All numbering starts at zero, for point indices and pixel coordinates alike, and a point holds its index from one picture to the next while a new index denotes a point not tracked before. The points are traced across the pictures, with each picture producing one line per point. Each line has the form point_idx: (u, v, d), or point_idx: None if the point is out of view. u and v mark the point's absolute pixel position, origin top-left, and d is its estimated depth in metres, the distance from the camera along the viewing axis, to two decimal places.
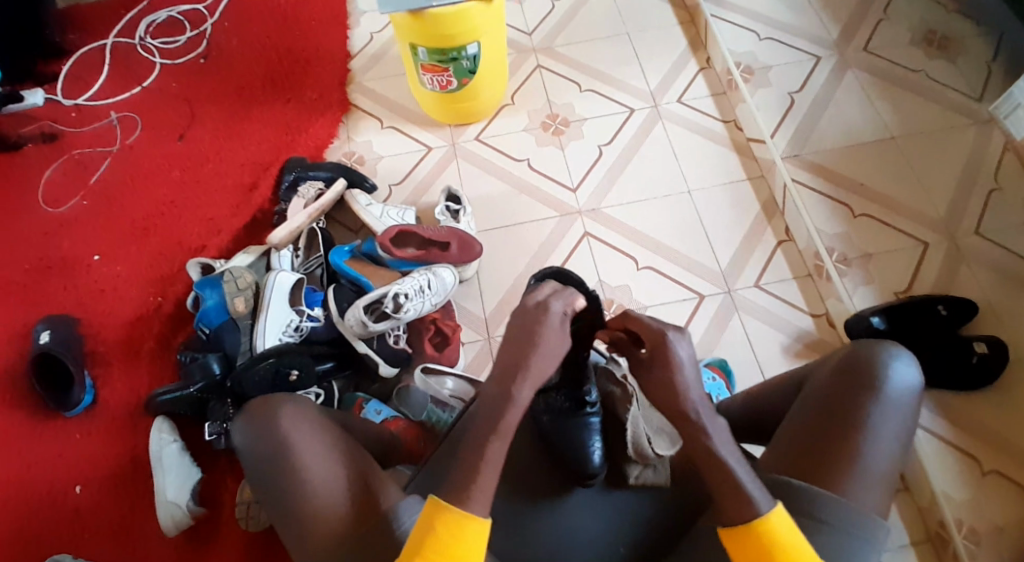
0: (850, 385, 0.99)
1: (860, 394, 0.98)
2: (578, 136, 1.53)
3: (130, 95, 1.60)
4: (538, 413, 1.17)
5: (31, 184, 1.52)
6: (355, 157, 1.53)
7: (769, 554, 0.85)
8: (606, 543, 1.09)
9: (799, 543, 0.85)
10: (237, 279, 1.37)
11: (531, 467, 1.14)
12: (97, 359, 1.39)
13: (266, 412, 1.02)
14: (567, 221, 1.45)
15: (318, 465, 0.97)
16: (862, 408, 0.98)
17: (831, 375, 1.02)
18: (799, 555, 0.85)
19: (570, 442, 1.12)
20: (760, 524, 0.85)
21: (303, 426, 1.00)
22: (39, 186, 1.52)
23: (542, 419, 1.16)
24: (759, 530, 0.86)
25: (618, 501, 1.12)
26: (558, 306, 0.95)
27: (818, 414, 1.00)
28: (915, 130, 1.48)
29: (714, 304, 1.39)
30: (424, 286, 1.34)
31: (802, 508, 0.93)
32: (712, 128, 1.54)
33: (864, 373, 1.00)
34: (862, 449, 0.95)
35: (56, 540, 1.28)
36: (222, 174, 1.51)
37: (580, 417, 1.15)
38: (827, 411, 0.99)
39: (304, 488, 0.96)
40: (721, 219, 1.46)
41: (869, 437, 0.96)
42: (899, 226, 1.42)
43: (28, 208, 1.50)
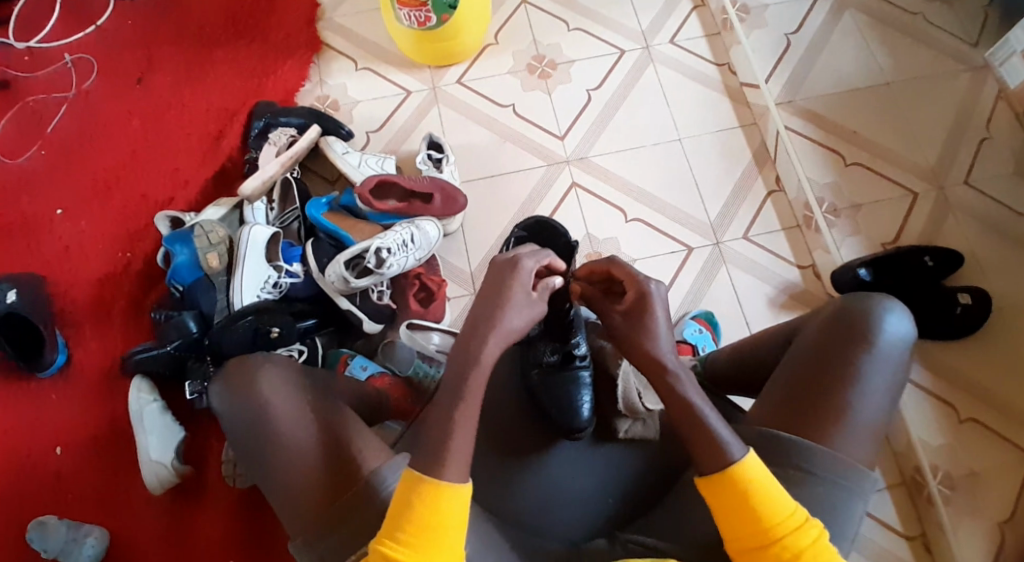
0: (840, 342, 0.98)
1: (855, 365, 0.96)
2: (566, 79, 1.46)
3: (84, 36, 1.48)
4: (530, 373, 1.17)
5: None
6: (329, 101, 1.45)
7: (747, 502, 0.82)
8: (595, 493, 1.10)
9: (773, 489, 0.82)
10: (209, 234, 1.31)
11: (519, 426, 1.14)
12: (68, 319, 1.34)
13: (242, 378, 0.99)
14: (554, 171, 1.40)
15: (298, 433, 0.95)
16: (855, 375, 0.96)
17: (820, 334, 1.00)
18: (774, 501, 0.81)
19: (560, 397, 1.12)
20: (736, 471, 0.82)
21: (281, 393, 0.98)
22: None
23: (531, 375, 1.17)
24: (734, 477, 0.82)
25: (609, 455, 1.12)
26: (528, 261, 0.88)
27: (803, 378, 0.98)
28: (910, 75, 1.44)
29: (702, 256, 1.37)
30: (407, 240, 1.29)
31: (791, 462, 0.94)
32: (705, 72, 1.48)
33: (851, 329, 0.98)
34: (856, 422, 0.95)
35: (39, 504, 1.27)
36: (188, 121, 1.42)
37: (569, 370, 1.16)
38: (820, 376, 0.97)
39: (285, 456, 0.95)
40: (711, 168, 1.42)
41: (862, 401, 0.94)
42: (890, 177, 1.40)
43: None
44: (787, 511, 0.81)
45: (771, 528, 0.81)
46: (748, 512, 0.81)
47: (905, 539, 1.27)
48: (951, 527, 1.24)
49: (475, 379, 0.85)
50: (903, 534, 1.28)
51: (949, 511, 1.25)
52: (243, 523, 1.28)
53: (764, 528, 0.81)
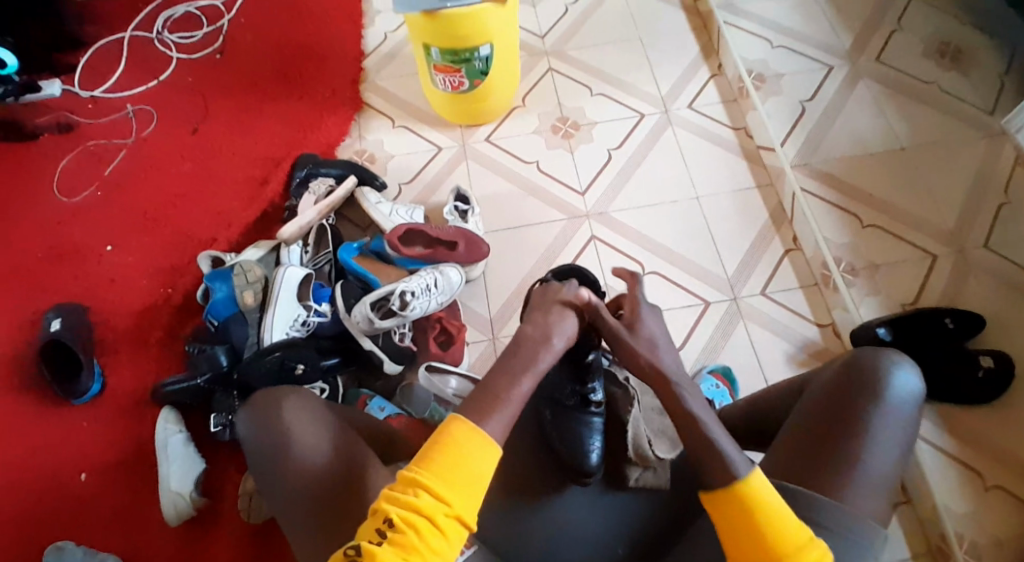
0: (853, 381, 1.03)
1: (861, 409, 1.01)
2: (588, 139, 1.53)
3: (147, 89, 1.62)
4: (543, 410, 1.14)
5: (46, 173, 1.54)
6: (366, 155, 1.54)
7: (754, 519, 0.84)
8: (602, 540, 1.08)
9: (779, 509, 0.84)
10: (247, 273, 1.38)
11: (528, 470, 1.12)
12: (105, 348, 1.41)
13: (272, 406, 1.02)
14: (574, 224, 1.46)
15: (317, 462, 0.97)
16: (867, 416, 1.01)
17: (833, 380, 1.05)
18: (780, 521, 0.84)
19: (569, 437, 1.10)
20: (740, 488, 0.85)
21: (306, 423, 1.00)
22: (53, 176, 1.53)
23: (544, 413, 1.14)
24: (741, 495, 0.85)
25: (617, 501, 1.10)
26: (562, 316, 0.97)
27: (815, 430, 1.02)
28: (926, 140, 1.48)
29: (718, 311, 1.40)
30: (431, 285, 1.34)
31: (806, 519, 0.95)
32: (723, 135, 1.54)
33: (866, 373, 1.03)
34: (864, 462, 0.98)
35: (59, 528, 1.30)
36: (235, 169, 1.53)
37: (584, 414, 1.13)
38: (831, 420, 1.01)
39: (294, 472, 0.97)
40: (728, 226, 1.46)
41: (873, 446, 0.99)
42: (907, 238, 1.42)
43: (41, 197, 1.52)
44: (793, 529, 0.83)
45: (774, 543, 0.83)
46: (750, 527, 0.84)
47: None
48: None
49: (485, 392, 0.88)
50: None
51: None
52: (252, 555, 1.29)
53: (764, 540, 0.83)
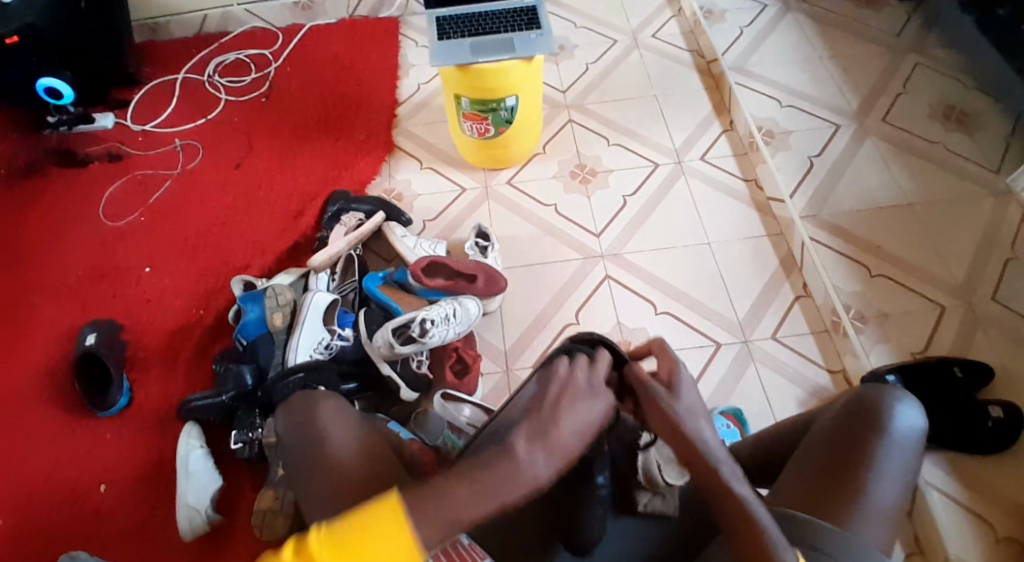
0: (855, 415, 1.06)
1: (867, 439, 1.04)
2: (604, 185, 1.61)
3: (195, 126, 1.74)
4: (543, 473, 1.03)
5: (95, 199, 1.64)
6: (394, 193, 1.63)
7: None
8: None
9: None
10: (278, 296, 1.45)
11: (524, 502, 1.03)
12: (137, 362, 1.47)
13: (304, 408, 1.14)
14: (589, 265, 1.51)
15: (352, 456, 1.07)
16: (873, 446, 1.03)
17: (839, 416, 1.08)
18: None
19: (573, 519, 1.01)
20: None
21: (334, 418, 1.12)
22: (101, 201, 1.64)
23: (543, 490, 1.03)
24: None
25: (626, 529, 1.05)
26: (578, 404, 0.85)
27: (822, 460, 1.05)
28: (933, 199, 1.53)
29: (730, 352, 1.43)
30: (450, 314, 1.40)
31: (806, 541, 0.95)
32: (734, 186, 1.60)
33: (867, 408, 1.07)
34: (867, 486, 1.00)
35: (80, 535, 1.34)
36: (271, 201, 1.62)
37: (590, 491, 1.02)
38: (838, 449, 1.04)
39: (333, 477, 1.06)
40: (740, 271, 1.50)
41: (878, 470, 1.02)
42: (915, 289, 1.45)
43: (89, 220, 1.61)
44: None
45: None
46: None
47: None
48: None
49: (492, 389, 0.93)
50: None
51: None
52: None
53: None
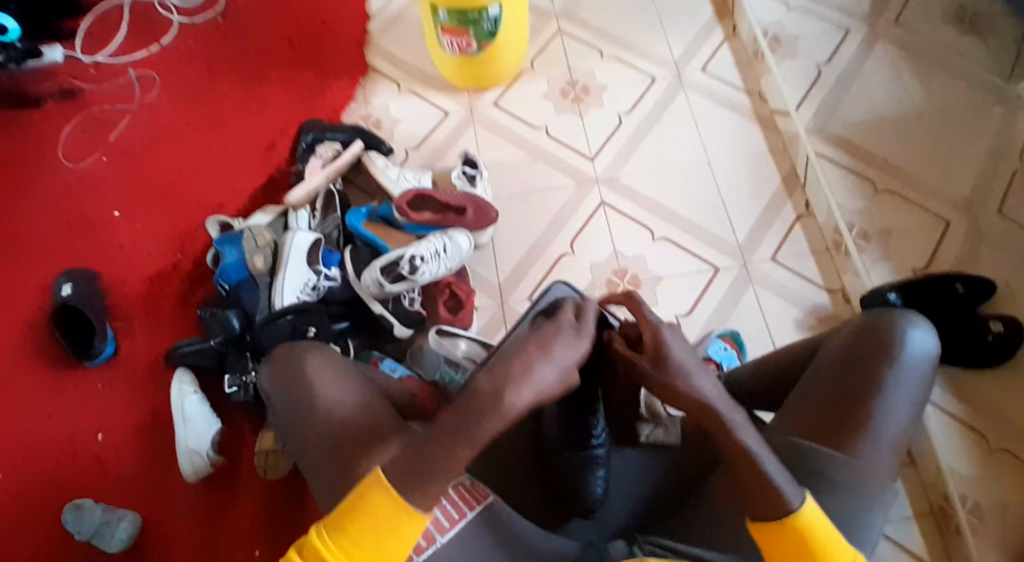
0: (865, 344, 1.03)
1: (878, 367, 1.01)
2: (598, 104, 1.52)
3: (148, 54, 1.61)
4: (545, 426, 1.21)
5: (54, 140, 1.54)
6: (372, 120, 1.53)
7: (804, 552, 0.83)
8: (619, 496, 1.20)
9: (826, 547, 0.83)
10: (256, 237, 1.39)
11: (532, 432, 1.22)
12: (118, 313, 1.42)
13: (286, 348, 1.13)
14: (583, 191, 1.45)
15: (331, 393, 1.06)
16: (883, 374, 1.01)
17: (847, 347, 1.05)
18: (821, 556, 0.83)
19: (575, 483, 1.15)
20: (794, 519, 0.82)
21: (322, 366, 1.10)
22: (58, 142, 1.54)
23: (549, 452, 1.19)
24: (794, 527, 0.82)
25: (630, 458, 1.22)
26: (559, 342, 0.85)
27: (830, 393, 1.02)
28: (944, 108, 1.46)
29: (727, 277, 1.40)
30: (440, 249, 1.36)
31: (812, 469, 0.97)
32: (736, 100, 1.52)
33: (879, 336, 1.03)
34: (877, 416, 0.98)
35: (81, 487, 1.34)
36: (241, 134, 1.52)
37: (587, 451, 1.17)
38: (848, 376, 1.02)
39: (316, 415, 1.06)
40: (739, 191, 1.45)
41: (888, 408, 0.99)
42: (919, 204, 1.41)
43: (49, 164, 1.52)
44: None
45: None
46: None
47: None
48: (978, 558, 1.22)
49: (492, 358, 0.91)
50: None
51: (977, 541, 1.23)
52: (272, 512, 1.33)
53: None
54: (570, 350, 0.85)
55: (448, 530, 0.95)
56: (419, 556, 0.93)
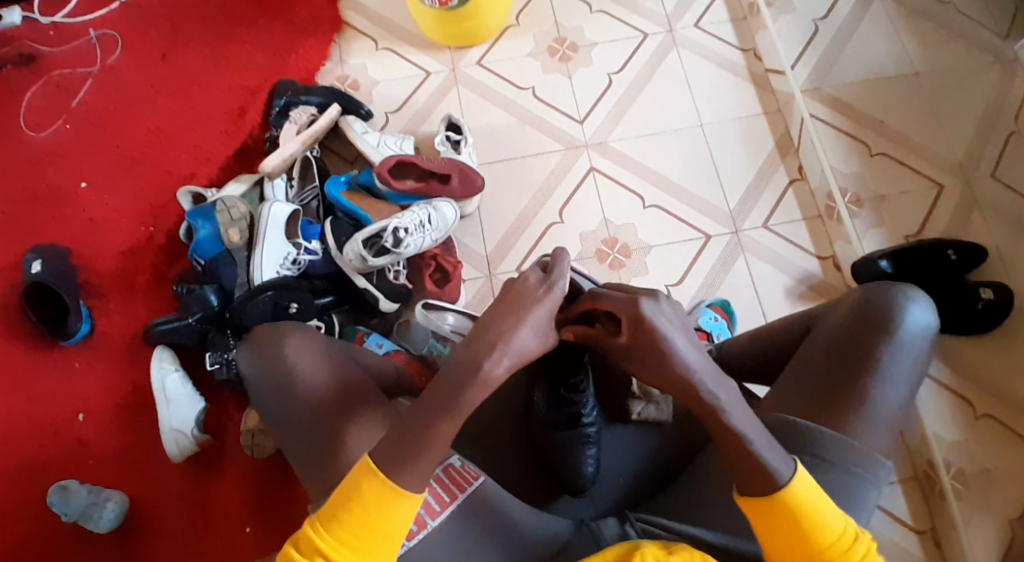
0: (860, 323, 0.97)
1: (873, 347, 0.96)
2: (586, 63, 1.47)
3: (109, 12, 1.51)
4: (531, 401, 1.13)
5: (12, 108, 1.45)
6: (349, 81, 1.47)
7: (800, 526, 0.79)
8: (605, 478, 1.11)
9: (824, 513, 0.80)
10: (231, 209, 1.33)
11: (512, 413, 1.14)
12: (91, 291, 1.37)
13: (268, 334, 1.05)
14: (572, 155, 1.41)
15: (304, 364, 1.00)
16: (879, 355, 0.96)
17: (842, 327, 0.99)
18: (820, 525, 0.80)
19: (562, 462, 1.08)
20: (786, 494, 0.79)
21: (306, 356, 1.02)
22: (18, 109, 1.45)
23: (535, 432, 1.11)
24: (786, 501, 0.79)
25: (620, 437, 1.13)
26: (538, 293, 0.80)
27: (820, 377, 0.98)
28: (939, 68, 1.43)
29: (720, 244, 1.37)
30: (424, 221, 1.30)
31: (811, 451, 0.92)
32: (731, 58, 1.47)
33: (875, 316, 0.98)
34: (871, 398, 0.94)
35: (60, 472, 1.29)
36: (211, 98, 1.44)
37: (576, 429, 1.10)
38: (843, 358, 0.97)
39: (297, 392, 1.00)
40: (733, 155, 1.41)
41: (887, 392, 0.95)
42: (914, 167, 1.38)
43: (9, 134, 1.43)
44: (837, 532, 0.80)
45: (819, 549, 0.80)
46: (795, 537, 0.80)
47: (915, 533, 1.27)
48: (962, 523, 1.25)
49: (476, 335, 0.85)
50: (913, 528, 1.28)
51: (960, 506, 1.26)
52: (261, 490, 1.30)
53: (815, 548, 0.79)
54: (544, 314, 0.79)
55: (439, 512, 0.92)
56: (411, 540, 0.90)
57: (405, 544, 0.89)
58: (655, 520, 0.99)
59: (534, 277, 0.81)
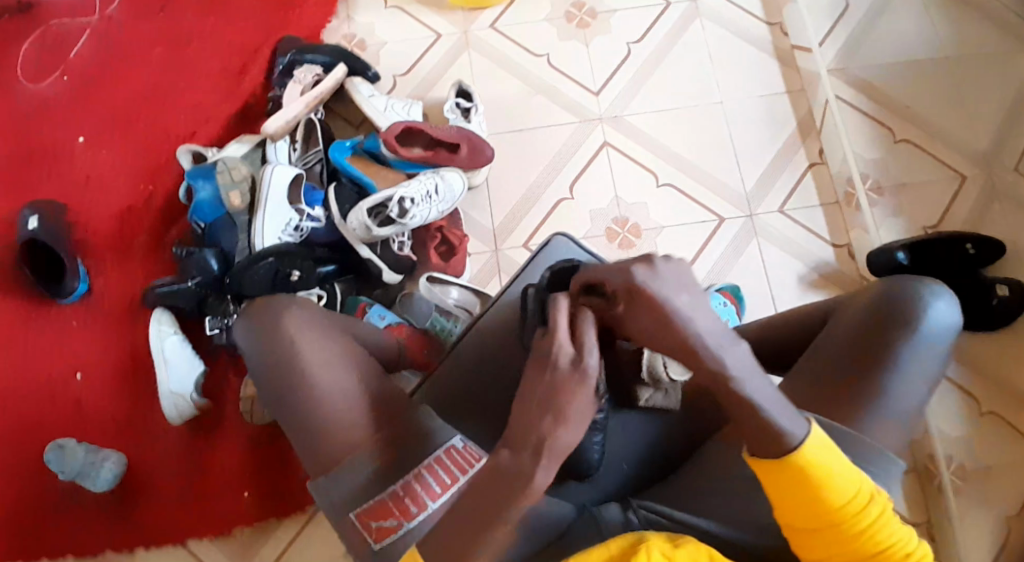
0: (874, 333, 0.91)
1: (897, 341, 0.89)
2: (605, 30, 1.43)
3: None
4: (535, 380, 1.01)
5: (9, 59, 1.42)
6: (355, 40, 1.43)
7: (814, 490, 0.74)
8: (608, 463, 1.04)
9: (842, 473, 0.75)
10: (232, 171, 1.29)
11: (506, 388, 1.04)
12: (89, 250, 1.34)
13: (270, 312, 0.95)
14: (586, 129, 1.38)
15: (311, 352, 0.93)
16: (901, 350, 0.89)
17: (852, 335, 0.92)
18: (837, 488, 0.74)
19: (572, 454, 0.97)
20: (799, 455, 0.73)
21: (312, 340, 0.94)
22: (17, 60, 1.42)
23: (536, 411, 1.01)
24: (800, 466, 0.73)
25: (626, 421, 1.05)
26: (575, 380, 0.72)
27: (824, 386, 0.91)
28: (970, 51, 1.37)
29: (733, 227, 1.33)
30: (431, 191, 1.26)
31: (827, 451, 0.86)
32: (755, 31, 1.43)
33: (898, 318, 0.91)
34: (888, 398, 0.89)
35: (55, 429, 1.28)
36: (212, 55, 1.42)
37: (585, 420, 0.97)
38: (862, 354, 0.90)
39: (301, 380, 0.92)
40: (751, 134, 1.37)
41: (901, 401, 0.89)
42: (938, 156, 1.33)
43: (7, 85, 1.41)
44: (853, 495, 0.75)
45: (835, 514, 0.75)
46: (813, 502, 0.74)
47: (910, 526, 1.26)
48: (957, 515, 1.23)
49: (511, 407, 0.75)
50: (909, 521, 1.27)
51: (957, 500, 1.23)
52: (260, 457, 1.29)
53: (830, 513, 0.75)
54: (587, 401, 0.72)
55: (441, 494, 0.89)
56: (410, 521, 0.87)
57: (407, 525, 0.87)
58: (657, 507, 0.93)
59: (564, 357, 0.73)
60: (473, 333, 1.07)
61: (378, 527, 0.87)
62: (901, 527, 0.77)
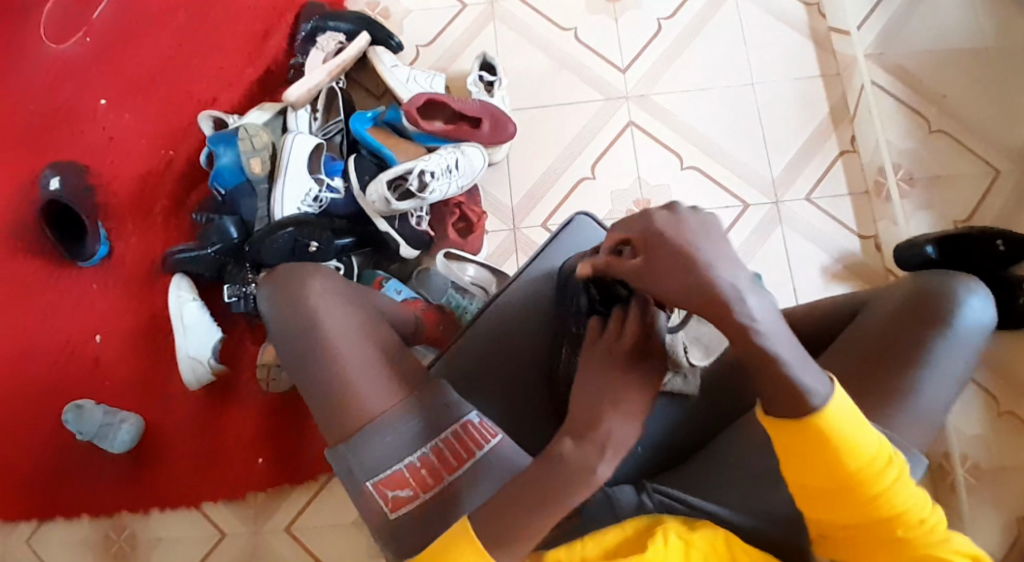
0: (906, 327, 0.88)
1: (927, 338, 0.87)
2: (635, 5, 1.39)
3: None
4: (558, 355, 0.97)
5: (35, 20, 1.43)
6: (379, 8, 1.40)
7: (830, 453, 0.72)
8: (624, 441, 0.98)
9: (861, 436, 0.72)
10: (253, 137, 1.27)
11: (520, 367, 1.02)
12: (109, 212, 1.35)
13: (289, 276, 0.96)
14: (611, 107, 1.35)
15: (331, 316, 0.93)
16: (931, 347, 0.87)
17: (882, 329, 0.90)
18: (855, 450, 0.72)
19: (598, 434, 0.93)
20: (818, 418, 0.70)
21: (331, 305, 0.94)
22: (42, 21, 1.42)
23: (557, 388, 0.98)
24: (819, 432, 0.71)
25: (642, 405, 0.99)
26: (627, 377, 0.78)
27: (852, 377, 0.88)
28: (1013, 41, 1.32)
29: (758, 214, 1.30)
30: (452, 166, 1.24)
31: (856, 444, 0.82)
32: (790, 11, 1.39)
33: (929, 315, 0.88)
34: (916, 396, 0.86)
35: (75, 388, 1.30)
36: (235, 19, 1.41)
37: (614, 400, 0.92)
38: (892, 349, 0.88)
39: (319, 344, 0.92)
40: (780, 118, 1.34)
41: (924, 406, 0.86)
42: (972, 148, 1.29)
43: (32, 45, 1.41)
44: (870, 459, 0.73)
45: (851, 478, 0.73)
46: (830, 467, 0.72)
47: None
48: (969, 515, 1.20)
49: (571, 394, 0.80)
50: None
51: (971, 501, 1.21)
52: (274, 424, 1.29)
53: (848, 479, 0.73)
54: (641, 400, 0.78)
55: (457, 468, 0.89)
56: (426, 493, 0.88)
57: (422, 496, 0.88)
58: (675, 490, 0.91)
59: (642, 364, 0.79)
60: (492, 310, 1.05)
61: (394, 497, 0.88)
62: (918, 493, 0.76)
